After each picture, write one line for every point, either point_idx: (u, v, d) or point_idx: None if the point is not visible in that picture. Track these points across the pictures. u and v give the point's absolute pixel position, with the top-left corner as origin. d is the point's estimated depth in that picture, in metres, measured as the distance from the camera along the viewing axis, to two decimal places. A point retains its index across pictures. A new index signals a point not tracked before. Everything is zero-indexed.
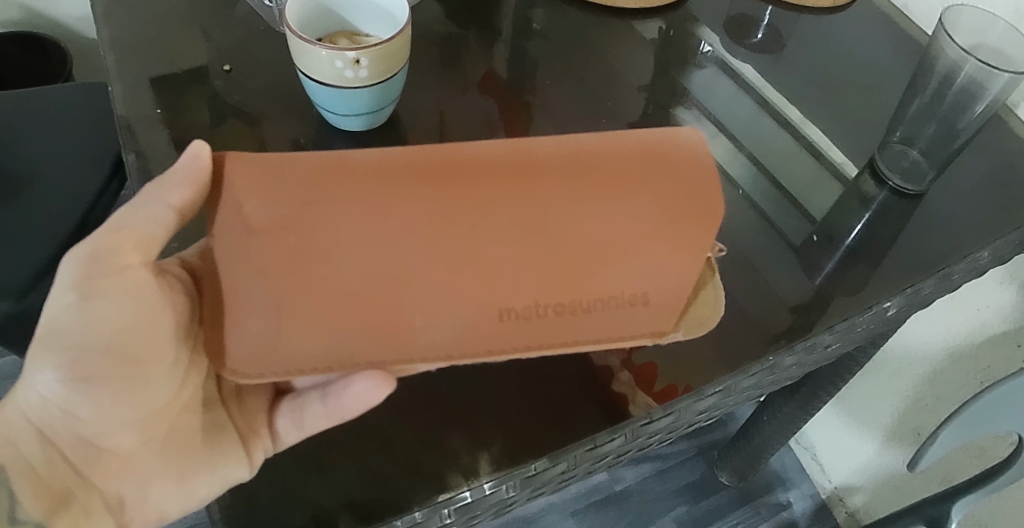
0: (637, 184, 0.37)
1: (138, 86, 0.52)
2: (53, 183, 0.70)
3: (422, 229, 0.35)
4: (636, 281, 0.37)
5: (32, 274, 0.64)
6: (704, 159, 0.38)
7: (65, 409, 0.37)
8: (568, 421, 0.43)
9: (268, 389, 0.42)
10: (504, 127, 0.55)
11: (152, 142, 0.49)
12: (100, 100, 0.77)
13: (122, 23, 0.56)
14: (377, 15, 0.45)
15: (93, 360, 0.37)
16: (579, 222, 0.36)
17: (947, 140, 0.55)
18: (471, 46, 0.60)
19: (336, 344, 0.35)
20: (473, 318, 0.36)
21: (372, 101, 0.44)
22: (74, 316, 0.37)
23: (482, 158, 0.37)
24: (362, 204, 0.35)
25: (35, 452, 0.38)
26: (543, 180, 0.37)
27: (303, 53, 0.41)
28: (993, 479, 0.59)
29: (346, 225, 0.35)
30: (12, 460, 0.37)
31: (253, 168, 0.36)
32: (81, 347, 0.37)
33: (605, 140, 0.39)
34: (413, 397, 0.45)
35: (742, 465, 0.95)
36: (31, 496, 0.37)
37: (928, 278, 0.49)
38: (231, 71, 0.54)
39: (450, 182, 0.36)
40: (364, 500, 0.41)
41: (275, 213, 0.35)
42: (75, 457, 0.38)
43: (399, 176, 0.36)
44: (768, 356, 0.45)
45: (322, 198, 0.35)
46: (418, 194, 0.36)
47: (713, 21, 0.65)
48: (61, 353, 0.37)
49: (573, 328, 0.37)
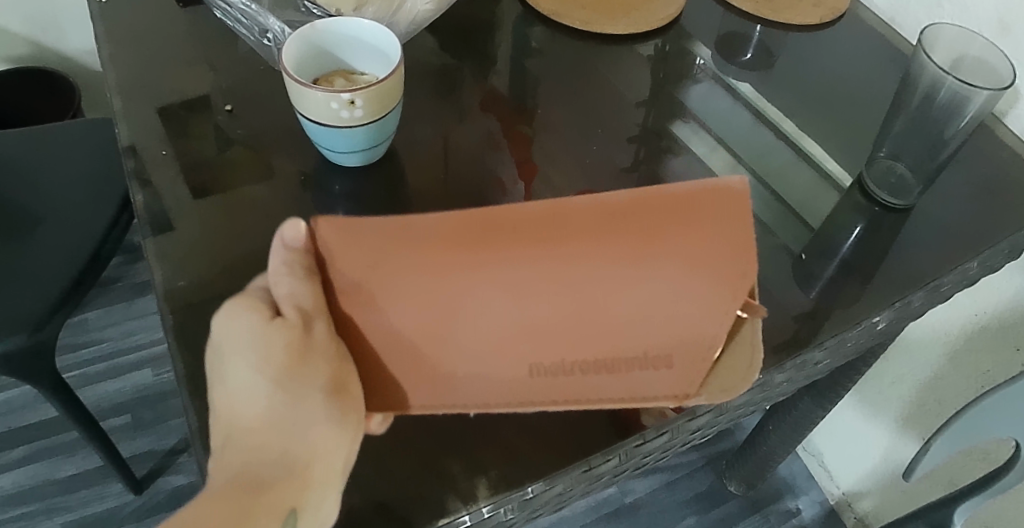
0: None
1: (143, 123, 0.55)
2: (68, 218, 0.73)
3: (300, 298, 0.35)
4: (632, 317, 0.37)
5: (47, 309, 0.67)
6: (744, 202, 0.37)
7: (330, 447, 0.34)
8: (581, 429, 0.42)
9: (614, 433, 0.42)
10: (506, 142, 0.57)
11: (159, 179, 0.52)
12: (107, 136, 0.80)
13: (126, 63, 0.58)
14: (373, 55, 0.47)
15: (343, 407, 0.35)
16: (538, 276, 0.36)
17: (932, 153, 0.56)
18: (466, 74, 0.62)
19: (493, 403, 0.38)
20: (503, 376, 0.38)
21: (369, 138, 0.46)
22: (287, 353, 0.34)
23: (361, 228, 0.36)
24: (412, 278, 0.36)
25: (242, 439, 0.34)
26: (577, 227, 0.36)
27: (300, 96, 0.43)
28: (992, 484, 0.59)
29: (337, 283, 0.36)
30: (301, 500, 0.33)
31: (365, 237, 0.36)
32: (285, 375, 0.34)
33: (636, 193, 0.37)
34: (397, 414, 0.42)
35: (750, 474, 0.96)
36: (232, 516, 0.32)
37: (917, 291, 0.50)
38: (233, 110, 0.56)
39: (463, 246, 0.36)
40: (395, 500, 0.39)
41: (350, 279, 0.36)
42: (331, 486, 0.35)
43: (286, 260, 0.36)
44: (759, 375, 0.45)
45: (385, 260, 0.36)
46: (343, 294, 0.36)
47: (706, 37, 0.67)
48: (292, 367, 0.34)
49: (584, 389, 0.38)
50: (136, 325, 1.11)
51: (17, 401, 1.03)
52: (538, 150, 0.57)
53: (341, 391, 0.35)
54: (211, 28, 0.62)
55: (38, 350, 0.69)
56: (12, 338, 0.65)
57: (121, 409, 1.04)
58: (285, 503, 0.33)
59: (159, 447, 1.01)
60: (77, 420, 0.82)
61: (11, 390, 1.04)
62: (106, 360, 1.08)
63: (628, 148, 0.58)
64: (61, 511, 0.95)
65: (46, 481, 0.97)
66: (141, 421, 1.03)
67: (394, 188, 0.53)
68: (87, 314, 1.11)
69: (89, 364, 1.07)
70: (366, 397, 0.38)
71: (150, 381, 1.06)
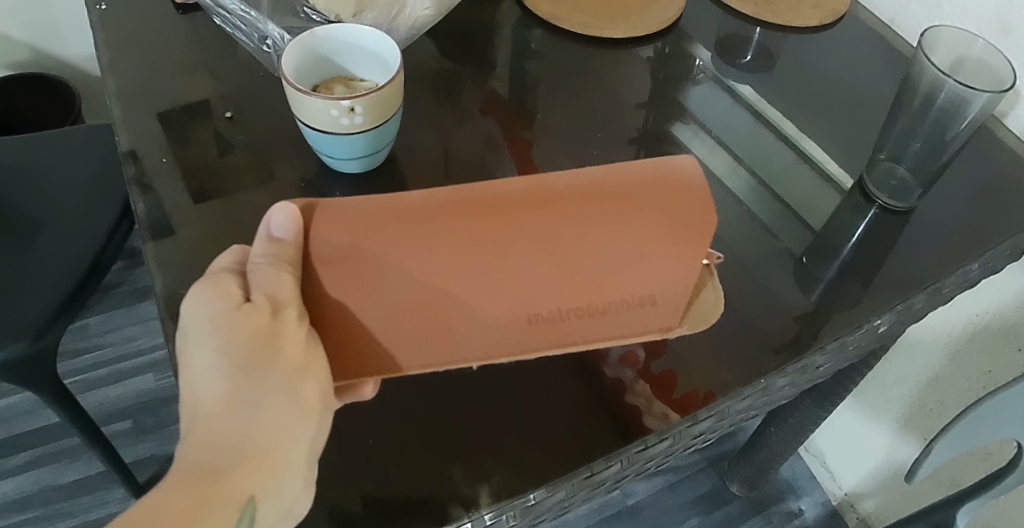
0: (688, 171, 0.38)
1: (143, 131, 0.55)
2: (69, 224, 0.73)
3: (270, 286, 0.35)
4: (636, 288, 0.39)
5: (49, 317, 0.67)
6: (699, 180, 0.38)
7: (288, 432, 0.35)
8: (581, 436, 0.43)
9: (616, 439, 0.42)
10: (506, 144, 0.57)
11: (160, 186, 0.52)
12: (107, 142, 0.80)
13: (126, 70, 0.58)
14: (372, 61, 0.47)
15: (305, 393, 0.35)
16: (540, 238, 0.37)
17: (932, 155, 0.56)
18: (466, 79, 0.62)
19: (499, 353, 0.40)
20: (506, 325, 0.39)
21: (369, 145, 0.46)
22: (254, 339, 0.34)
23: (350, 207, 0.36)
24: (405, 246, 0.36)
25: (201, 423, 0.34)
26: (566, 199, 0.37)
27: (300, 104, 0.43)
28: (994, 485, 0.59)
29: (315, 252, 0.36)
30: (258, 487, 0.34)
31: (343, 215, 0.36)
32: (248, 362, 0.34)
33: (609, 169, 0.38)
34: (399, 423, 0.43)
35: (753, 475, 0.96)
36: (182, 499, 0.32)
37: (918, 293, 0.50)
38: (234, 118, 0.56)
39: (467, 221, 0.36)
40: (389, 498, 0.40)
41: (336, 246, 0.36)
42: (293, 465, 0.35)
43: (269, 251, 0.35)
44: (760, 379, 0.45)
45: (373, 232, 0.36)
46: (320, 261, 0.36)
47: (705, 40, 0.67)
48: (253, 354, 0.34)
49: (588, 332, 0.40)
50: (138, 330, 1.11)
51: (19, 407, 1.03)
52: (539, 153, 0.57)
53: (304, 374, 0.35)
54: (211, 34, 0.62)
55: (41, 357, 0.69)
56: (13, 346, 0.65)
57: (123, 414, 1.04)
58: (243, 491, 0.33)
59: (161, 452, 1.01)
60: (79, 426, 0.82)
61: (13, 396, 1.04)
62: (107, 365, 1.08)
63: (629, 151, 0.58)
64: (64, 517, 0.95)
65: (48, 487, 0.97)
66: (143, 426, 1.03)
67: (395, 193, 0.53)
68: (89, 320, 1.12)
69: (91, 369, 1.07)
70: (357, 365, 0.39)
71: (152, 386, 1.06)
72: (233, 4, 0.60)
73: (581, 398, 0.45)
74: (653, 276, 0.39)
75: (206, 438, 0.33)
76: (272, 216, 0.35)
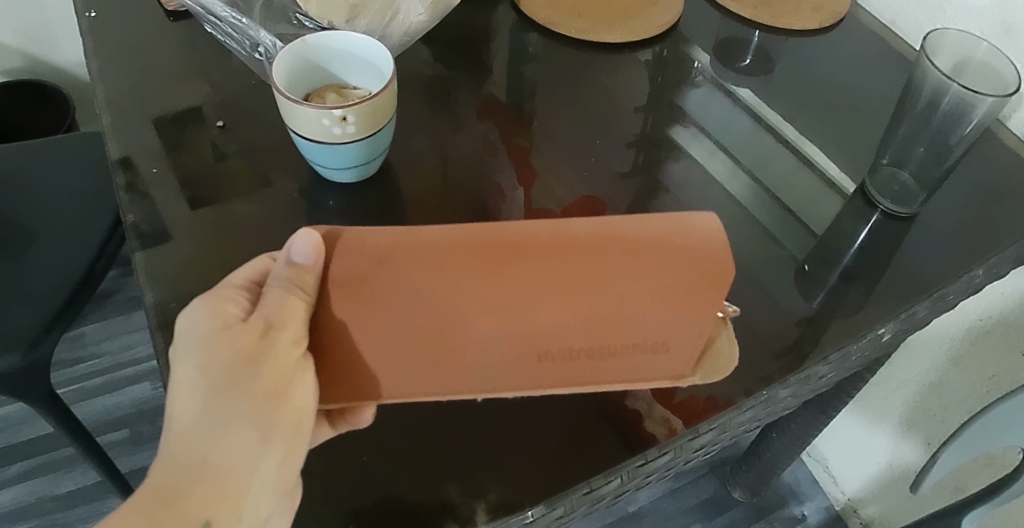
0: (711, 223, 0.38)
1: (134, 139, 0.54)
2: (63, 234, 0.73)
3: (273, 310, 0.36)
4: (648, 330, 0.38)
5: (41, 327, 0.66)
6: (721, 236, 0.37)
7: (250, 459, 0.36)
8: (584, 452, 0.42)
9: (615, 453, 0.42)
10: (503, 148, 0.57)
11: (150, 196, 0.51)
12: (100, 150, 0.80)
13: (116, 78, 0.57)
14: (365, 68, 0.47)
15: (276, 420, 0.36)
16: (553, 275, 0.37)
17: (937, 159, 0.55)
18: (461, 84, 0.61)
19: (507, 388, 0.39)
20: (514, 363, 0.38)
21: (362, 155, 0.45)
22: (236, 359, 0.36)
23: (368, 238, 0.37)
24: (420, 276, 0.36)
25: (174, 440, 0.35)
26: (584, 240, 0.37)
27: (291, 113, 0.42)
28: (999, 492, 0.58)
29: (332, 278, 0.36)
30: (215, 512, 0.34)
31: (364, 247, 0.37)
32: (227, 381, 0.36)
33: (632, 217, 0.38)
34: (395, 439, 0.42)
35: (754, 481, 0.95)
36: (142, 509, 0.33)
37: (922, 301, 0.49)
38: (225, 126, 0.55)
39: (482, 256, 0.37)
40: (384, 515, 0.40)
41: (353, 273, 0.36)
42: (257, 493, 0.36)
43: (286, 275, 0.36)
44: (762, 391, 0.44)
45: (392, 261, 0.36)
46: (335, 289, 0.36)
47: (704, 43, 0.66)
48: (234, 374, 0.36)
49: (597, 372, 0.39)
50: (133, 338, 1.11)
51: (14, 417, 1.03)
52: (536, 158, 0.56)
53: (281, 402, 0.36)
54: (202, 41, 0.61)
55: (33, 368, 0.68)
56: (5, 357, 0.65)
57: (120, 423, 1.03)
58: (198, 514, 0.34)
59: None
60: (72, 436, 0.81)
61: (8, 406, 1.03)
62: (103, 374, 1.07)
63: (627, 154, 0.57)
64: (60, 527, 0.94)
65: (45, 497, 0.96)
66: (139, 436, 1.02)
67: (390, 202, 0.52)
68: (84, 328, 1.11)
69: (87, 378, 1.06)
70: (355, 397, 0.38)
71: (147, 394, 1.05)
72: (224, 12, 0.60)
73: (585, 412, 0.44)
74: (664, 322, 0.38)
75: (176, 453, 0.35)
76: (296, 241, 0.36)
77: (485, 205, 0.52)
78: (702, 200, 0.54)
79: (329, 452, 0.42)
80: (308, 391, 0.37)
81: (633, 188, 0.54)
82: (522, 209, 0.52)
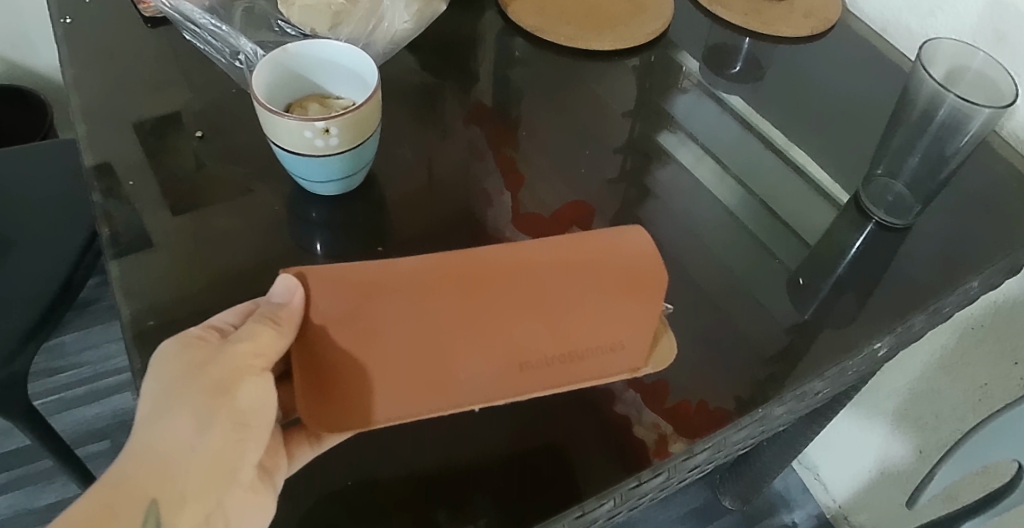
0: (633, 229, 0.42)
1: (109, 148, 0.52)
2: (38, 244, 0.71)
3: (245, 337, 0.36)
4: (606, 328, 0.39)
5: (17, 340, 0.65)
6: (651, 244, 0.41)
7: (196, 448, 0.35)
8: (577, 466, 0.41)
9: (610, 476, 0.40)
10: (491, 154, 0.56)
11: (124, 206, 0.49)
12: (77, 158, 0.78)
13: (92, 86, 0.56)
14: (347, 77, 0.45)
15: (216, 408, 0.36)
16: (515, 288, 0.38)
17: (933, 170, 0.54)
18: (448, 92, 0.60)
19: (497, 397, 0.38)
20: (493, 373, 0.38)
21: (346, 167, 0.44)
22: (189, 359, 0.36)
23: (340, 273, 0.37)
24: (397, 303, 0.37)
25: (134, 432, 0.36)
26: (535, 257, 0.40)
27: (272, 125, 0.41)
28: (992, 505, 0.57)
29: (318, 314, 0.36)
30: (163, 490, 0.34)
31: (337, 281, 0.37)
32: (182, 381, 0.36)
33: (571, 236, 0.41)
34: (376, 460, 0.40)
35: (745, 489, 0.95)
36: (97, 496, 0.34)
37: (918, 314, 0.48)
38: (204, 137, 0.54)
39: (454, 279, 0.38)
40: None
41: (333, 309, 0.36)
42: (205, 476, 0.35)
43: (265, 311, 0.36)
44: (758, 408, 0.43)
45: (370, 292, 0.37)
46: (323, 319, 0.36)
47: (693, 49, 0.65)
48: (187, 372, 0.36)
49: (568, 375, 0.39)
50: (114, 347, 1.08)
51: None
52: (525, 167, 0.55)
53: (225, 402, 0.36)
54: (182, 49, 0.59)
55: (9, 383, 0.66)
56: None
57: (101, 434, 1.01)
58: (147, 492, 0.34)
59: None
60: (50, 449, 0.79)
61: None
62: (84, 384, 1.05)
63: (614, 160, 0.56)
64: None
65: (24, 511, 0.94)
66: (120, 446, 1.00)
67: (375, 213, 0.51)
68: (63, 337, 1.08)
69: (67, 389, 1.04)
70: (336, 414, 0.36)
71: (128, 404, 1.03)
72: (203, 19, 0.59)
73: (582, 429, 0.42)
74: (621, 317, 0.39)
75: (133, 445, 0.36)
76: (273, 284, 0.36)
77: (473, 213, 0.51)
78: (693, 208, 0.53)
79: (309, 474, 0.40)
80: (256, 394, 0.36)
81: (620, 194, 0.53)
82: (510, 215, 0.51)
